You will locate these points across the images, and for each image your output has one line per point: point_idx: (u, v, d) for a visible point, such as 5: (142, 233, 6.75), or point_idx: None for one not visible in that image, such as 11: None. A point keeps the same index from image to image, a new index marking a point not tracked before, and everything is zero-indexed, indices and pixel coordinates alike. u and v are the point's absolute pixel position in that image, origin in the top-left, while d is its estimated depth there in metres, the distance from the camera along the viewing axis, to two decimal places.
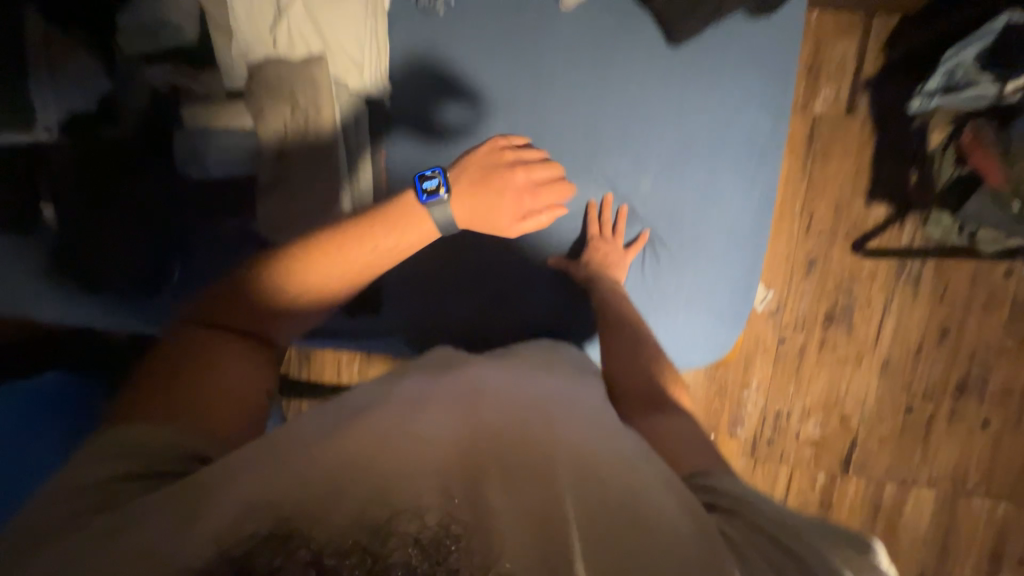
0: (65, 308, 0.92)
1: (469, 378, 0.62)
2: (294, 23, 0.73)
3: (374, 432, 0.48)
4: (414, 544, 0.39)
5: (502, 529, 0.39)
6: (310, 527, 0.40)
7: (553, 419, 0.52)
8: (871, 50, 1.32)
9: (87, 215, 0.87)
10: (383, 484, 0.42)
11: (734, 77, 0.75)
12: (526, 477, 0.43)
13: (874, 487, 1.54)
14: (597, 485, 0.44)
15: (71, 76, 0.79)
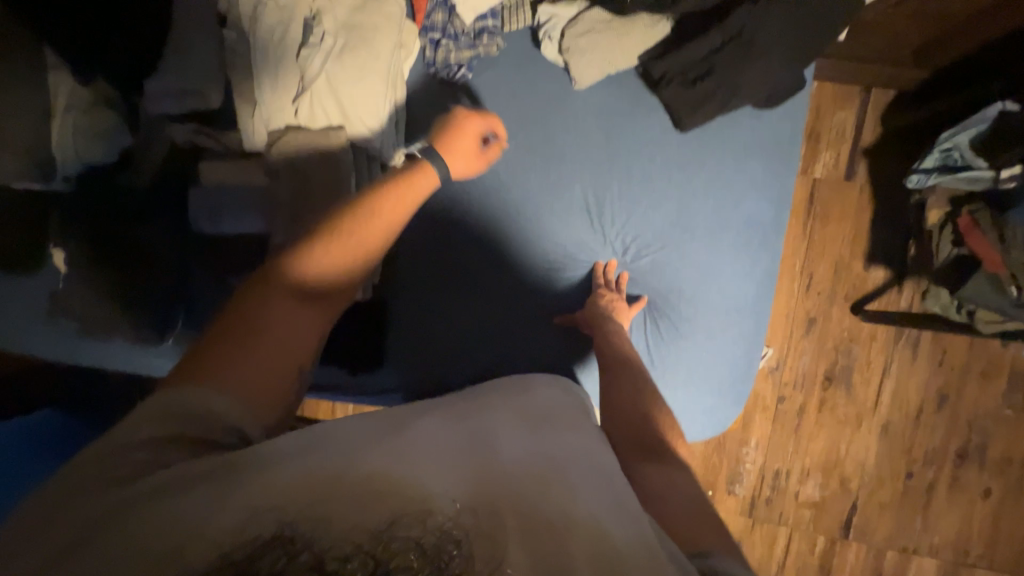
0: (65, 349, 0.91)
1: (467, 403, 0.65)
2: (316, 96, 0.73)
3: (376, 449, 0.51)
4: (415, 549, 0.42)
5: (499, 542, 0.44)
6: (315, 531, 0.43)
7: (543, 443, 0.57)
8: (870, 121, 1.36)
9: (91, 263, 0.86)
10: (385, 495, 0.46)
11: (741, 161, 0.78)
12: (520, 494, 0.48)
13: (875, 553, 1.50)
14: (584, 504, 0.49)
15: (91, 128, 0.81)
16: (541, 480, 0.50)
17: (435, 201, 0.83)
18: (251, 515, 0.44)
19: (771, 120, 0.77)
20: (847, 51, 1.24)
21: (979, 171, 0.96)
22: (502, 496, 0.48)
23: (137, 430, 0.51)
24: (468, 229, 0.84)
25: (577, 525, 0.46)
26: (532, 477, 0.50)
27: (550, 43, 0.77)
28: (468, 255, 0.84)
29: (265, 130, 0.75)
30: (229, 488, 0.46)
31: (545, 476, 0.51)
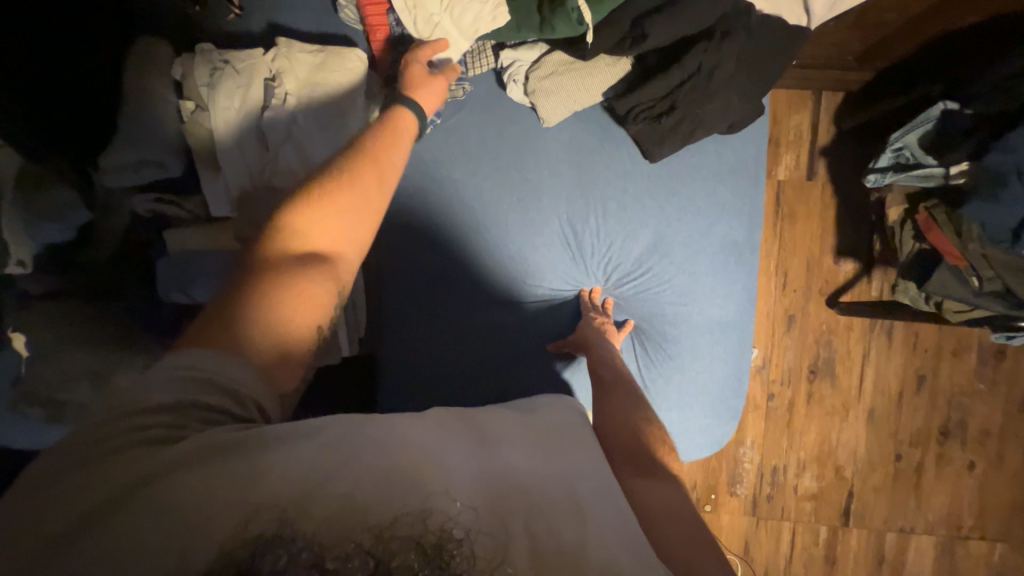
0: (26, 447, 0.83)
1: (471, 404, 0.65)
2: (283, 157, 0.72)
3: (384, 448, 0.51)
4: (415, 549, 0.42)
5: (501, 543, 0.45)
6: (319, 529, 0.42)
7: (544, 442, 0.58)
8: (823, 123, 1.43)
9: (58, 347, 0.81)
10: (390, 495, 0.46)
11: (712, 182, 0.80)
12: (523, 495, 0.49)
13: (875, 537, 1.54)
14: (585, 507, 0.50)
15: (45, 208, 0.76)
16: (542, 481, 0.51)
17: (414, 246, 0.82)
18: (251, 515, 0.43)
19: (733, 143, 0.80)
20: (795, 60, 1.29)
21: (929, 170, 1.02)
22: (505, 497, 0.48)
23: (151, 392, 0.50)
24: (450, 273, 0.83)
25: (576, 528, 0.48)
26: (535, 479, 0.51)
27: (515, 85, 0.78)
28: (452, 299, 0.83)
29: (233, 196, 0.73)
30: (236, 473, 0.45)
31: (547, 477, 0.52)
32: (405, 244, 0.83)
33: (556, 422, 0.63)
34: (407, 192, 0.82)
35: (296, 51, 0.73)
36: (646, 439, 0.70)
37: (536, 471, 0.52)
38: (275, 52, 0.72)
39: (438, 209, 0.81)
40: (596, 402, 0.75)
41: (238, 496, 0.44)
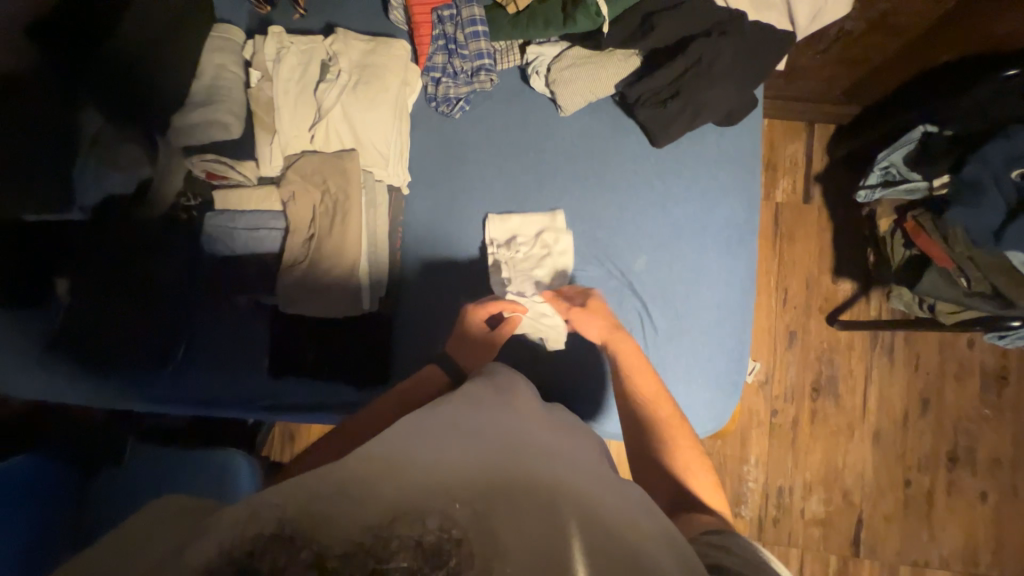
0: (60, 382, 0.94)
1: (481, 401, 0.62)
2: (331, 123, 0.81)
3: (388, 448, 0.48)
4: (416, 547, 0.41)
5: (504, 535, 0.42)
6: (316, 526, 0.41)
7: (545, 447, 0.56)
8: (817, 152, 1.54)
9: (94, 298, 0.91)
10: (387, 490, 0.44)
11: (712, 170, 0.88)
12: (526, 485, 0.46)
13: (888, 570, 1.47)
14: (591, 501, 0.47)
15: (114, 163, 0.84)
16: (545, 472, 0.49)
17: (437, 218, 0.91)
18: (252, 515, 0.41)
19: (733, 134, 0.88)
20: (788, 93, 1.42)
21: (915, 183, 1.10)
22: (507, 484, 0.46)
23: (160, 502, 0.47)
24: (467, 244, 0.90)
25: (584, 519, 0.44)
26: (537, 471, 0.49)
27: (538, 77, 0.87)
28: (472, 268, 0.90)
29: (283, 155, 0.82)
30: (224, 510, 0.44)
31: (550, 471, 0.50)
32: (428, 215, 0.91)
33: (556, 436, 0.61)
34: (435, 168, 0.92)
35: (351, 37, 0.84)
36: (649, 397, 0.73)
37: (538, 466, 0.50)
38: (334, 37, 0.84)
39: (460, 187, 0.90)
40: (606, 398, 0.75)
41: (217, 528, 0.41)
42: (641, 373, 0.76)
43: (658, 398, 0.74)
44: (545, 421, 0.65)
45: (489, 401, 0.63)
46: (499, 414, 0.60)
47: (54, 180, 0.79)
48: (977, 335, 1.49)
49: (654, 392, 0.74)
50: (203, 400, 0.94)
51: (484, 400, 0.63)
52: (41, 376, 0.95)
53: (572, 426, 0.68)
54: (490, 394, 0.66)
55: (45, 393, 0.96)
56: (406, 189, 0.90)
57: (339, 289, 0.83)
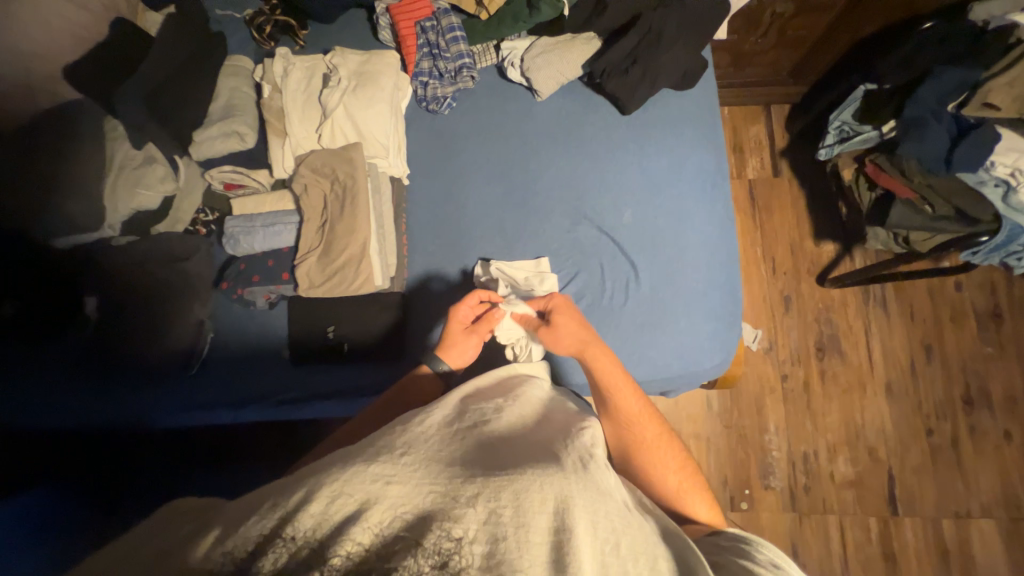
0: (67, 401, 0.92)
1: (479, 414, 0.65)
2: (336, 121, 0.90)
3: (389, 459, 0.51)
4: (417, 548, 0.44)
5: (514, 536, 0.46)
6: (322, 533, 0.43)
7: (554, 451, 0.59)
8: (778, 129, 1.66)
9: (118, 310, 0.96)
10: (398, 502, 0.47)
11: (679, 129, 0.97)
12: (538, 491, 0.50)
13: (931, 526, 1.43)
14: (600, 509, 0.52)
15: (141, 180, 0.93)
16: (557, 478, 0.52)
17: (437, 201, 0.99)
18: (254, 518, 0.44)
19: (692, 97, 0.99)
20: (742, 80, 1.57)
21: (867, 134, 1.22)
22: (520, 493, 0.49)
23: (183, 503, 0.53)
24: (465, 222, 0.97)
25: (588, 526, 0.49)
26: (549, 476, 0.52)
27: (513, 68, 0.99)
28: (473, 242, 0.96)
29: (295, 155, 0.92)
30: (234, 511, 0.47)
31: (562, 476, 0.52)
32: (429, 199, 0.99)
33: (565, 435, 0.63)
34: (429, 159, 1.01)
35: (347, 52, 0.96)
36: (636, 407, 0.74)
37: (548, 470, 0.53)
38: (332, 53, 0.96)
39: (457, 173, 1.00)
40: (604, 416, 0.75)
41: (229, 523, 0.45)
42: (627, 389, 0.75)
43: (641, 412, 0.74)
44: (551, 424, 0.68)
45: (495, 409, 0.66)
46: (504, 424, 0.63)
47: (87, 200, 0.90)
48: (962, 278, 1.56)
49: (636, 403, 0.74)
50: (231, 399, 0.99)
51: (491, 408, 0.66)
52: (47, 397, 0.91)
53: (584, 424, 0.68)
54: (491, 403, 0.68)
55: (51, 418, 0.90)
56: (406, 179, 0.99)
57: (354, 264, 0.88)
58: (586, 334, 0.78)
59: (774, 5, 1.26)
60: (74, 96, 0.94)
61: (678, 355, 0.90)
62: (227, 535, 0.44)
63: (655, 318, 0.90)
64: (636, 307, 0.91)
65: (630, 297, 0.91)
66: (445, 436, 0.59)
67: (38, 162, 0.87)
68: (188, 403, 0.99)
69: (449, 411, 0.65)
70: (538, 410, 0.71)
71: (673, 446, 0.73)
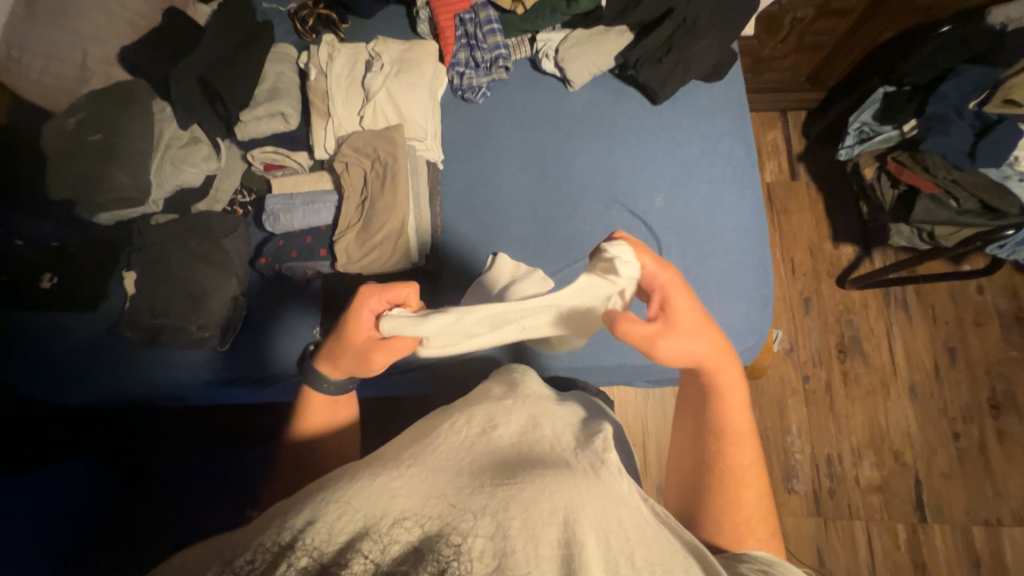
0: (104, 381, 0.97)
1: (485, 413, 0.58)
2: (378, 104, 0.94)
3: (389, 466, 0.48)
4: (417, 554, 0.39)
5: (522, 550, 0.40)
6: (328, 549, 0.39)
7: (565, 455, 0.52)
8: (795, 134, 1.69)
9: (150, 285, 0.96)
10: (399, 509, 0.43)
11: (709, 120, 1.01)
12: (546, 502, 0.44)
13: (962, 533, 1.39)
14: (613, 519, 0.45)
15: (187, 159, 0.96)
16: (565, 484, 0.46)
17: (472, 185, 1.01)
18: (260, 533, 0.43)
19: (720, 90, 1.03)
20: (760, 85, 1.61)
21: (888, 133, 1.24)
22: (529, 502, 0.43)
23: None
24: (500, 204, 0.99)
25: (602, 535, 0.43)
26: (557, 484, 0.46)
27: (548, 60, 1.03)
28: (507, 225, 0.98)
29: (337, 137, 0.95)
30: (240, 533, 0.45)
31: (573, 484, 0.46)
32: (464, 183, 1.01)
33: (579, 437, 0.56)
34: (464, 144, 1.04)
35: (390, 41, 1.00)
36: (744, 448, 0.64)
37: (557, 475, 0.47)
38: (375, 41, 1.01)
39: (491, 159, 1.02)
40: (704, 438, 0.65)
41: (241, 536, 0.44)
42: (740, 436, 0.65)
43: (749, 467, 0.64)
44: (565, 422, 0.60)
45: (507, 411, 0.59)
46: (518, 427, 0.56)
47: (135, 174, 0.92)
48: (985, 282, 1.55)
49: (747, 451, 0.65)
50: (257, 374, 0.98)
51: (503, 409, 0.60)
52: (86, 382, 0.96)
53: (601, 430, 0.59)
54: (501, 403, 0.61)
55: (89, 396, 0.97)
56: (441, 163, 1.02)
57: (395, 238, 0.90)
58: (711, 355, 0.64)
59: (793, 11, 1.31)
60: (127, 79, 0.99)
61: None
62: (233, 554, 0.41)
63: None
64: None
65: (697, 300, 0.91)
66: (448, 446, 0.52)
67: (92, 138, 0.90)
68: (222, 381, 0.98)
69: (462, 412, 0.59)
70: (553, 410, 0.63)
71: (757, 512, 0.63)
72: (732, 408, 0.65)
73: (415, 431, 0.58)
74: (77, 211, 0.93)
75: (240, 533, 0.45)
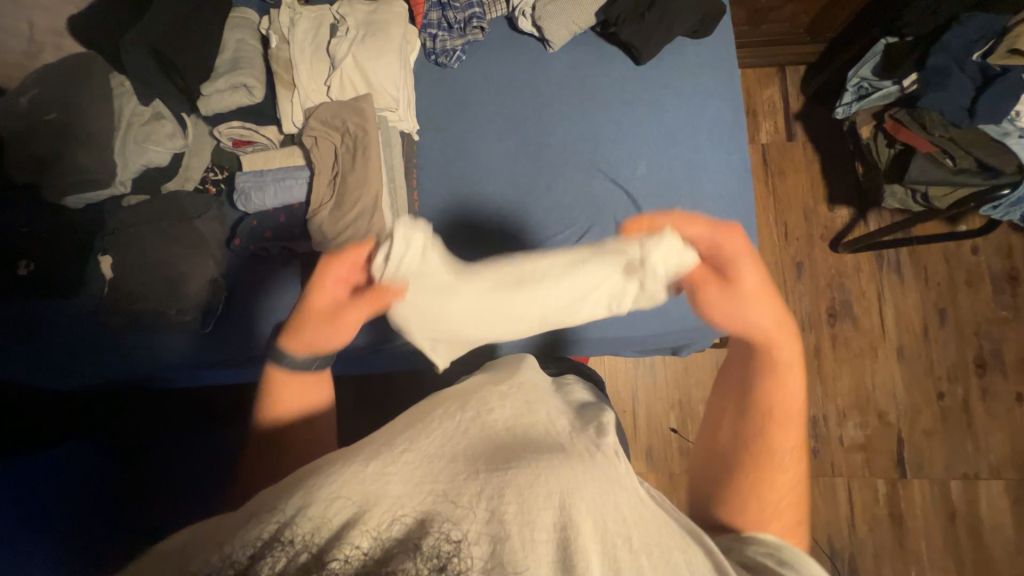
0: (95, 364, 0.98)
1: (481, 397, 0.57)
2: (345, 73, 0.90)
3: (383, 453, 0.47)
4: (416, 550, 0.39)
5: (517, 536, 0.41)
6: (322, 539, 0.39)
7: (562, 437, 0.52)
8: (793, 91, 1.61)
9: (126, 267, 0.94)
10: (393, 501, 0.43)
11: (696, 79, 0.96)
12: (542, 486, 0.44)
13: (940, 486, 1.44)
14: (611, 502, 0.46)
15: (150, 137, 0.94)
16: (562, 468, 0.46)
17: (450, 156, 0.97)
18: (250, 523, 0.43)
19: (708, 46, 0.97)
20: (756, 38, 1.52)
21: (886, 89, 1.17)
22: (526, 485, 0.44)
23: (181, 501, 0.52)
24: (480, 175, 0.96)
25: (599, 519, 0.44)
26: (555, 468, 0.46)
27: (525, 18, 0.96)
28: (500, 196, 0.95)
29: (305, 110, 0.91)
30: (237, 519, 0.46)
31: (570, 469, 0.47)
32: (441, 154, 0.98)
33: (573, 422, 0.57)
34: (440, 113, 0.99)
35: (355, 2, 0.94)
36: (788, 436, 0.64)
37: (553, 460, 0.47)
38: (339, 3, 0.95)
39: (468, 128, 0.98)
40: (751, 420, 0.64)
41: (235, 525, 0.44)
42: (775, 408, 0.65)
43: (790, 450, 0.63)
44: (560, 406, 0.60)
45: (501, 394, 0.58)
46: (512, 408, 0.55)
47: (96, 153, 0.89)
48: (979, 242, 1.53)
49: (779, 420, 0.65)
50: (244, 355, 1.00)
51: (497, 393, 0.58)
52: (79, 364, 0.97)
53: (597, 414, 0.59)
54: (495, 386, 0.60)
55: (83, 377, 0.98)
56: (416, 135, 0.98)
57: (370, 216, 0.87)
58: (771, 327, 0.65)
59: None
60: (77, 50, 0.93)
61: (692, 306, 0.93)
62: (225, 545, 0.41)
63: None
64: None
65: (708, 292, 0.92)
66: (443, 431, 0.51)
67: (46, 117, 0.86)
68: (209, 362, 0.99)
69: (458, 396, 0.58)
70: (549, 395, 0.62)
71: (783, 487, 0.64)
72: (788, 387, 0.64)
73: (408, 415, 0.57)
74: (42, 192, 0.90)
75: (231, 519, 0.46)
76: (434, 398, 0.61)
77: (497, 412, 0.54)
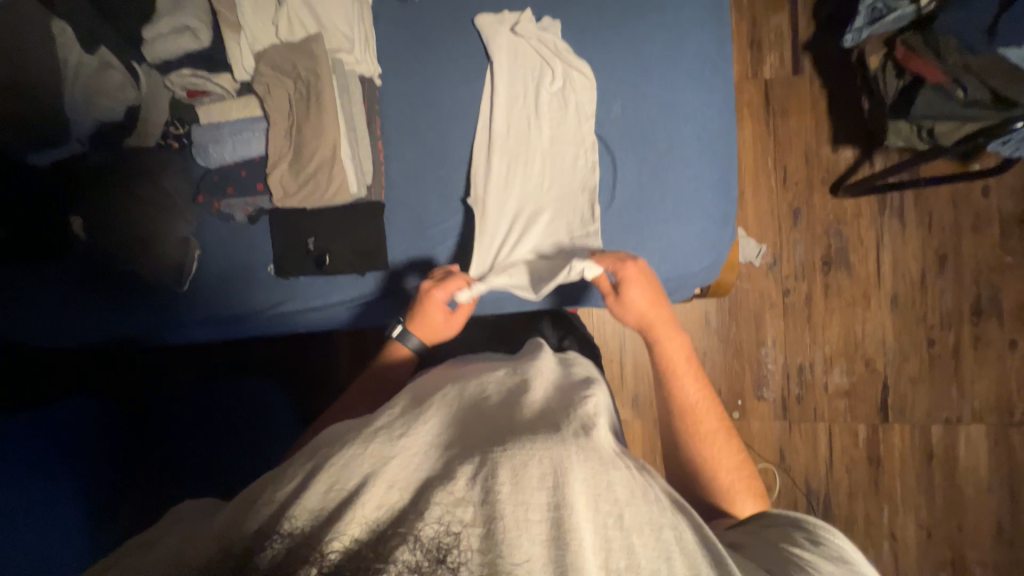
0: (78, 325, 0.99)
1: (477, 388, 0.57)
2: (293, 10, 0.85)
3: (377, 440, 0.47)
4: (416, 547, 0.40)
5: (511, 517, 0.41)
6: (320, 521, 0.42)
7: (557, 416, 0.51)
8: (803, 18, 1.46)
9: (98, 230, 0.94)
10: (394, 487, 0.44)
11: (675, 7, 0.89)
12: (535, 467, 0.44)
13: (920, 431, 1.46)
14: (604, 483, 0.45)
15: (98, 89, 0.89)
16: (555, 449, 0.45)
17: (412, 102, 0.93)
18: (256, 512, 0.45)
19: None
20: None
21: (902, 11, 1.04)
22: (518, 466, 0.44)
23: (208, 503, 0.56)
24: (443, 124, 0.93)
25: (592, 497, 0.43)
26: (547, 448, 0.45)
27: None
28: (474, 134, 0.92)
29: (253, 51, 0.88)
30: (241, 507, 0.48)
31: (563, 448, 0.45)
32: (404, 100, 0.93)
33: (568, 398, 0.55)
34: (404, 55, 0.93)
35: None
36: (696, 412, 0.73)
37: (545, 440, 0.46)
38: None
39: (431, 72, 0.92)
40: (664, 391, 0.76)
41: (239, 514, 0.46)
42: (653, 326, 0.78)
43: (705, 420, 0.73)
44: (556, 384, 0.59)
45: (500, 381, 0.59)
46: (508, 393, 0.55)
47: (43, 111, 0.86)
48: (992, 183, 1.44)
49: (671, 365, 0.76)
50: (222, 315, 1.00)
51: (495, 379, 0.59)
52: (64, 322, 0.99)
53: (590, 391, 0.58)
54: (494, 374, 0.60)
55: (70, 336, 1.00)
56: (378, 79, 0.92)
57: (326, 166, 0.86)
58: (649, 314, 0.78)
59: None
60: None
61: (664, 256, 0.90)
62: (239, 529, 0.44)
63: (644, 218, 0.90)
64: (626, 211, 0.90)
65: (680, 235, 0.90)
66: (440, 419, 0.51)
67: None
68: (185, 315, 1.00)
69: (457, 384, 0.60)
70: (548, 373, 0.61)
71: (733, 475, 0.70)
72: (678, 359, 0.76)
73: (404, 397, 0.58)
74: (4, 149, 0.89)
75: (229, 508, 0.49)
76: (433, 387, 0.61)
77: (492, 403, 0.54)
